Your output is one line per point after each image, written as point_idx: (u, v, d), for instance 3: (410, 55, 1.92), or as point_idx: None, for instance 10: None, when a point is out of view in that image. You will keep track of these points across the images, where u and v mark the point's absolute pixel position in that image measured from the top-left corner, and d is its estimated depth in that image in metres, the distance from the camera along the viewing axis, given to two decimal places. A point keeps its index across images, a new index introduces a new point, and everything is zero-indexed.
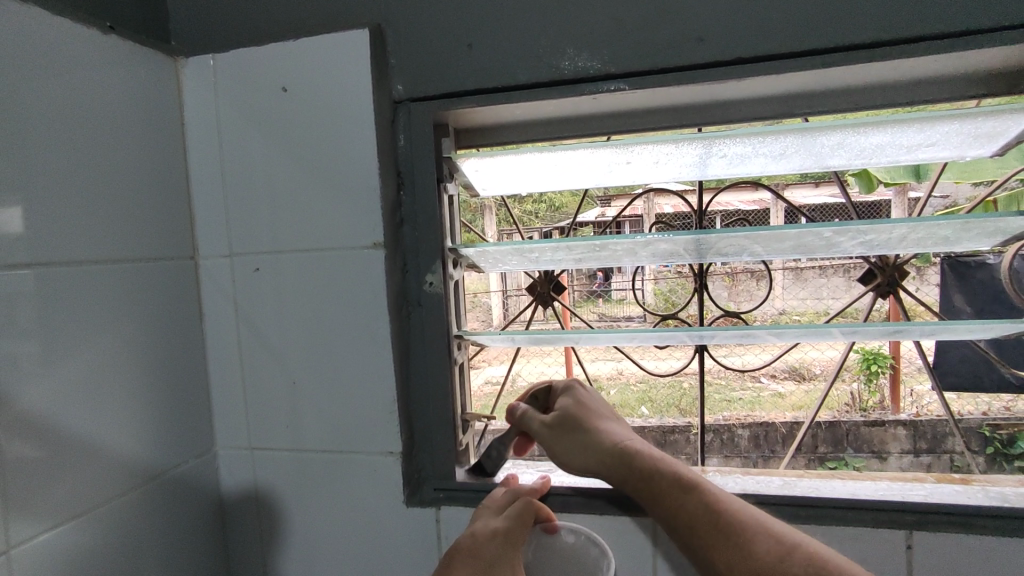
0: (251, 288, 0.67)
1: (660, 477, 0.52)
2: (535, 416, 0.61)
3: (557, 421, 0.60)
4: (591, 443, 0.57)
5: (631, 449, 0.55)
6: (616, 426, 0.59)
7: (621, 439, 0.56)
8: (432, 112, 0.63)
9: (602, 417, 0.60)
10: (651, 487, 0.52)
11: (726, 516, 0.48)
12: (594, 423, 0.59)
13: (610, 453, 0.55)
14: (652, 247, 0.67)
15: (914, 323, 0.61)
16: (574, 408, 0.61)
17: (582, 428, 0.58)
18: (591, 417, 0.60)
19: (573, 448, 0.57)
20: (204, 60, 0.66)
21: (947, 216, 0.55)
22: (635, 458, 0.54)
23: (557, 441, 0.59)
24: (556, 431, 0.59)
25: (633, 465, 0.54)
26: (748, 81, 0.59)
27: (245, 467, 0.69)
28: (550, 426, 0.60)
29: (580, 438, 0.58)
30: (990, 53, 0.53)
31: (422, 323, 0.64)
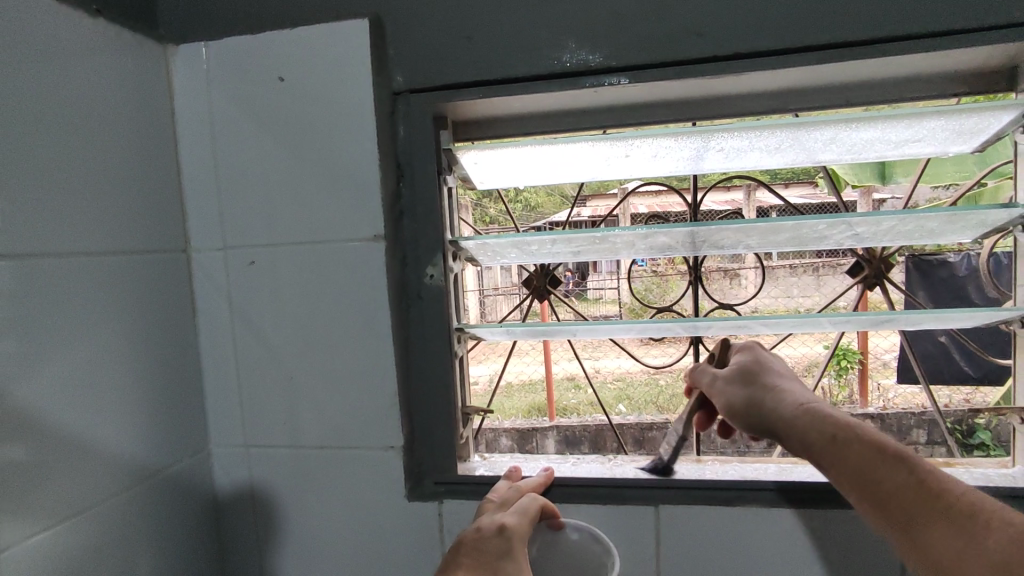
0: (246, 282, 0.65)
1: (855, 444, 0.47)
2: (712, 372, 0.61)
3: (735, 376, 0.59)
4: (770, 400, 0.55)
5: (816, 411, 0.51)
6: (801, 389, 0.57)
7: (804, 400, 0.54)
8: (432, 104, 0.63)
9: (787, 380, 0.58)
10: (844, 452, 0.47)
11: (946, 499, 0.41)
12: (776, 382, 0.57)
13: (791, 409, 0.53)
14: (651, 240, 0.68)
15: (903, 312, 0.63)
16: (756, 368, 0.60)
17: (764, 386, 0.57)
18: (775, 378, 0.58)
19: (749, 401, 0.56)
20: (196, 47, 0.65)
21: (935, 209, 0.57)
22: (825, 418, 0.50)
23: (731, 393, 0.58)
24: (733, 385, 0.59)
25: (821, 423, 0.50)
26: (746, 77, 0.60)
27: (240, 465, 0.68)
28: (727, 380, 0.60)
29: (758, 394, 0.56)
30: (975, 51, 0.55)
31: (422, 316, 0.64)
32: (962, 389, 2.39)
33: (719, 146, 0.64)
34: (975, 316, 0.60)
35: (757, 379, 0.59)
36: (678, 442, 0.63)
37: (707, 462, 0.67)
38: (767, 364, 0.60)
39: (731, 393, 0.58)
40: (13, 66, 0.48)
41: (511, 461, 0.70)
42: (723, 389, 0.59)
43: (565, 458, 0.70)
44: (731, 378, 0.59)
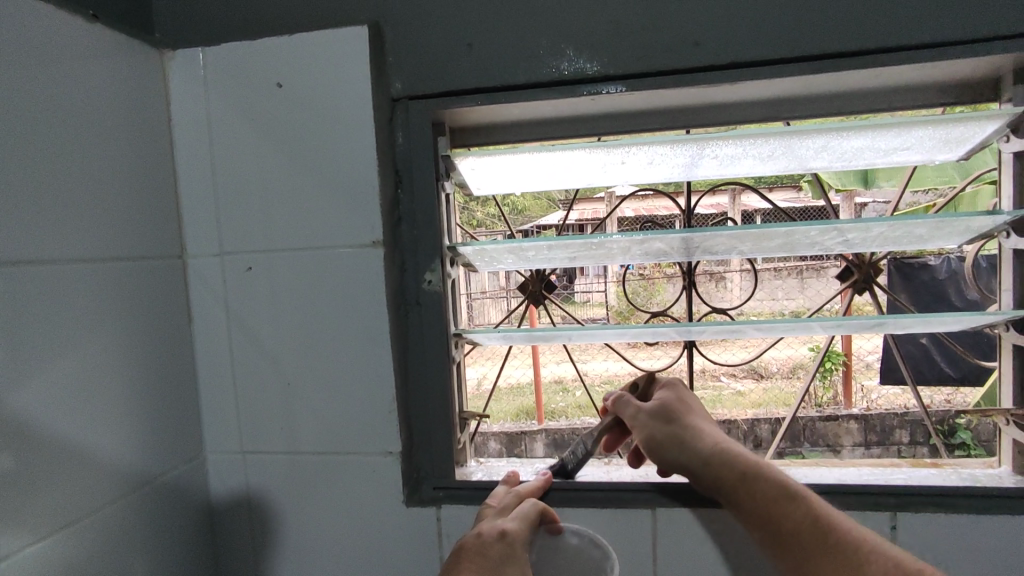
0: (243, 288, 0.65)
1: (763, 482, 0.52)
2: (633, 404, 0.62)
3: (658, 412, 0.61)
4: (689, 440, 0.58)
5: (731, 452, 0.55)
6: (713, 429, 0.60)
7: (719, 440, 0.57)
8: (431, 111, 0.63)
9: (700, 418, 0.61)
10: (753, 492, 0.52)
11: (833, 535, 0.47)
12: (693, 421, 0.60)
13: (708, 450, 0.56)
14: (646, 246, 0.68)
15: (891, 316, 0.65)
16: (672, 404, 0.62)
17: (683, 423, 0.59)
18: (691, 417, 0.60)
19: (668, 438, 0.58)
20: (193, 53, 0.65)
21: (923, 216, 0.58)
22: (737, 458, 0.54)
23: (651, 428, 0.60)
24: (656, 421, 0.60)
25: (734, 464, 0.54)
26: (740, 86, 0.61)
27: (235, 472, 0.68)
28: (647, 415, 0.61)
29: (680, 433, 0.58)
30: (961, 63, 0.57)
31: (420, 322, 0.64)
32: (942, 390, 2.44)
33: (713, 154, 0.65)
34: (960, 320, 0.62)
35: (676, 416, 0.61)
36: (581, 454, 0.64)
37: None
38: (683, 400, 0.63)
39: (653, 429, 0.60)
40: (13, 71, 0.47)
41: (508, 466, 0.70)
42: (643, 423, 0.60)
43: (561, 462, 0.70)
44: (652, 413, 0.61)
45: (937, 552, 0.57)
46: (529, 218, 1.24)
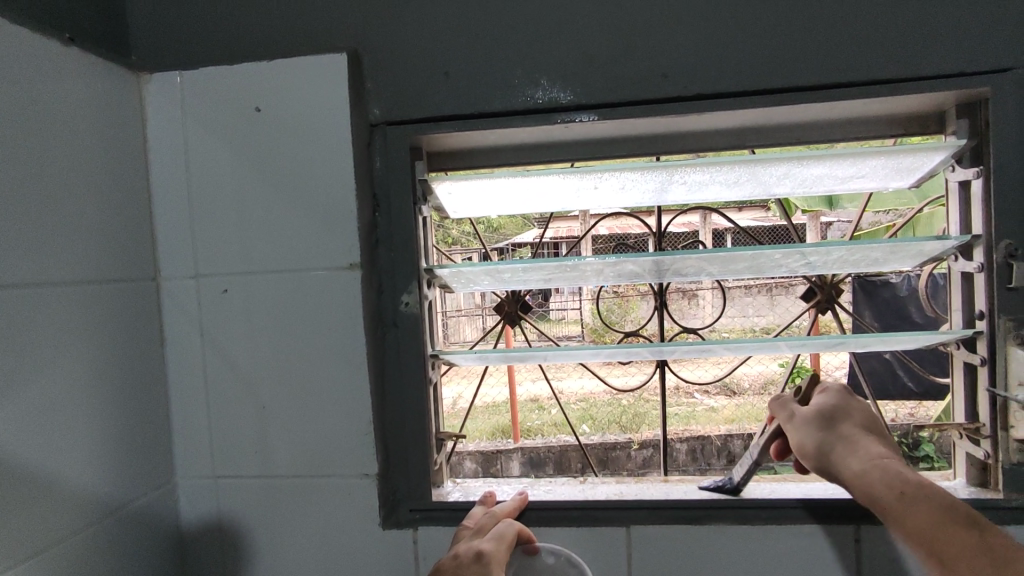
0: (218, 310, 0.65)
1: (926, 503, 0.48)
2: (789, 406, 0.59)
3: (813, 418, 0.57)
4: (843, 452, 0.54)
5: (891, 469, 0.51)
6: (878, 444, 0.55)
7: (878, 456, 0.53)
8: (408, 136, 0.64)
9: (866, 431, 0.56)
10: (912, 511, 0.48)
11: (1014, 564, 0.42)
12: (856, 432, 0.55)
13: (863, 465, 0.52)
14: (619, 268, 0.70)
15: (852, 336, 0.67)
16: (837, 412, 0.58)
17: (842, 434, 0.55)
18: (857, 428, 0.56)
19: (821, 447, 0.55)
20: (172, 77, 0.65)
21: (879, 241, 0.61)
22: (901, 479, 0.50)
23: (803, 433, 0.57)
24: (809, 427, 0.57)
25: (893, 480, 0.50)
26: (705, 115, 0.64)
27: (207, 497, 0.67)
28: (802, 419, 0.58)
29: (835, 442, 0.55)
30: (908, 98, 0.61)
31: (397, 344, 0.64)
32: (907, 405, 2.50)
33: (681, 179, 0.67)
34: (915, 339, 0.65)
35: (835, 424, 0.57)
36: (750, 468, 0.62)
37: (675, 481, 0.69)
38: (849, 409, 0.58)
39: (805, 435, 0.56)
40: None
41: (485, 486, 0.70)
42: (797, 426, 0.57)
43: (537, 482, 0.71)
44: (808, 417, 0.58)
45: (900, 565, 0.59)
46: (504, 236, 1.24)
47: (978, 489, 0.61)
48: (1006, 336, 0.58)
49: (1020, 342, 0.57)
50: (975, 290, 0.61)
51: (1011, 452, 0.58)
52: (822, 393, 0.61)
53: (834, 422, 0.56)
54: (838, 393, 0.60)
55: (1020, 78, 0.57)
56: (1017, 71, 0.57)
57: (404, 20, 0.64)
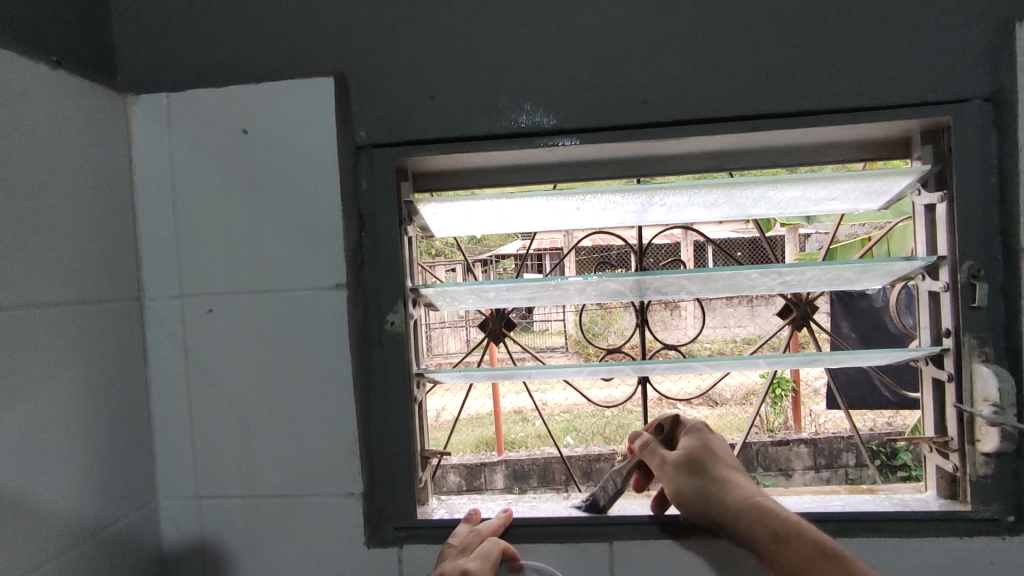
0: (202, 329, 0.65)
1: (794, 540, 0.53)
2: (658, 453, 0.64)
3: (684, 464, 0.61)
4: (716, 494, 0.58)
5: (761, 506, 0.55)
6: (743, 480, 0.59)
7: (748, 494, 0.57)
8: (393, 158, 0.66)
9: (730, 467, 0.61)
10: (785, 549, 0.52)
11: None
12: (722, 471, 0.60)
13: (735, 505, 0.56)
14: (601, 287, 0.72)
15: (825, 353, 0.70)
16: (700, 452, 0.62)
17: (710, 475, 0.60)
18: (719, 465, 0.61)
19: (698, 493, 0.59)
20: (157, 98, 0.65)
21: (850, 262, 0.64)
22: (768, 514, 0.55)
23: (678, 480, 0.61)
24: (682, 474, 0.61)
25: (764, 520, 0.54)
26: (684, 140, 0.66)
27: (187, 519, 0.66)
28: (672, 465, 0.62)
29: (707, 486, 0.59)
30: (876, 125, 0.64)
31: (382, 363, 0.65)
32: (883, 414, 2.55)
33: (662, 200, 0.69)
34: (886, 356, 0.67)
35: (704, 465, 0.61)
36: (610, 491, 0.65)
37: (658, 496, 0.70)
38: (711, 447, 0.63)
39: (680, 482, 0.60)
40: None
41: (471, 503, 0.71)
42: (671, 474, 0.61)
43: (521, 498, 0.71)
44: (677, 463, 0.62)
45: None
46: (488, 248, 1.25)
47: (947, 502, 0.63)
48: (971, 352, 0.60)
49: (984, 358, 0.59)
50: (941, 308, 0.64)
51: (978, 465, 0.60)
52: (686, 434, 0.65)
53: (702, 464, 0.61)
54: (698, 432, 0.65)
55: (979, 107, 0.60)
56: (976, 100, 0.60)
57: (390, 46, 0.65)
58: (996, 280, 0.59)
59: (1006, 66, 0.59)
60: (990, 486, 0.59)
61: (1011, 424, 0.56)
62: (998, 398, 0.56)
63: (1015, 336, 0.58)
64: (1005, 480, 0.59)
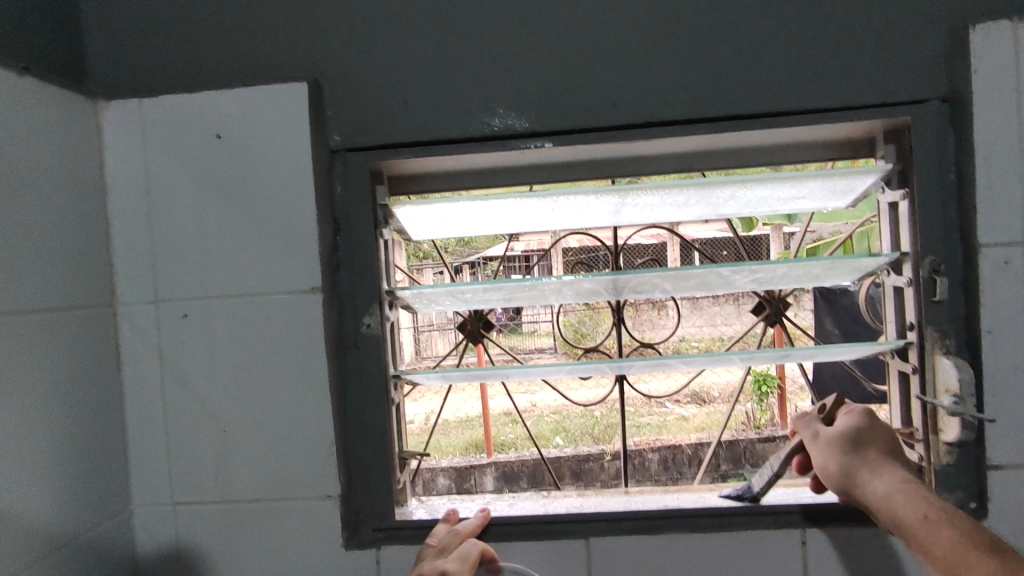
0: (175, 335, 0.64)
1: (944, 527, 0.48)
2: (813, 428, 0.60)
3: (836, 441, 0.58)
4: (868, 476, 0.54)
5: (914, 493, 0.51)
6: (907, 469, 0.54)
7: (903, 479, 0.53)
8: (367, 161, 0.66)
9: (893, 455, 0.56)
10: (930, 533, 0.48)
11: None
12: (880, 456, 0.56)
13: (884, 486, 0.53)
14: (576, 287, 0.72)
15: (795, 348, 0.71)
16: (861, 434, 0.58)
17: (866, 456, 0.56)
18: (884, 451, 0.56)
19: (847, 469, 0.56)
20: (128, 103, 0.65)
21: (819, 258, 0.65)
22: (921, 500, 0.50)
23: (826, 455, 0.58)
24: (832, 449, 0.58)
25: (915, 504, 0.50)
26: (653, 141, 0.68)
27: (162, 525, 0.65)
28: (827, 442, 0.58)
29: (860, 464, 0.55)
30: (840, 125, 0.65)
31: (359, 365, 0.65)
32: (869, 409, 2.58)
33: (633, 201, 0.70)
34: (854, 350, 0.68)
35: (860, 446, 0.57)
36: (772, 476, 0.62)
37: (634, 491, 0.70)
38: (877, 431, 0.58)
39: (828, 457, 0.57)
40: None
41: (449, 503, 0.71)
42: (821, 448, 0.58)
43: (501, 497, 0.72)
44: (833, 441, 0.58)
45: (845, 567, 0.61)
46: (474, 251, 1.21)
47: None
48: (933, 344, 0.61)
49: (945, 350, 0.61)
50: (905, 302, 0.65)
51: (941, 454, 0.61)
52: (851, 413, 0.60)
53: (860, 444, 0.57)
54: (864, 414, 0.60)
55: (937, 108, 0.62)
56: (933, 102, 0.62)
57: (363, 51, 0.66)
58: (956, 274, 0.61)
59: (961, 67, 0.61)
60: (951, 474, 0.61)
61: (969, 413, 0.57)
62: (958, 388, 0.58)
63: (975, 327, 0.60)
64: (967, 469, 0.60)
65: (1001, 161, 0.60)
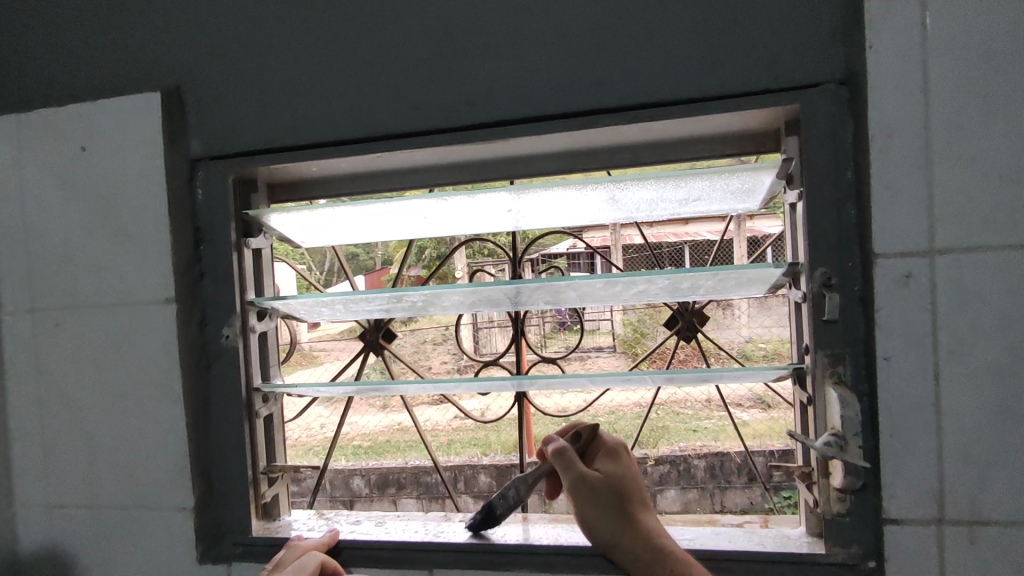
0: (49, 342, 0.66)
1: None
2: (581, 469, 0.57)
3: (601, 489, 0.57)
4: (630, 533, 0.55)
5: (668, 550, 0.54)
6: (654, 516, 0.58)
7: (656, 534, 0.55)
8: (225, 169, 0.64)
9: (641, 499, 0.58)
10: None
11: None
12: (634, 504, 0.57)
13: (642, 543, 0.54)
14: (447, 299, 0.68)
15: (681, 371, 0.63)
16: (619, 478, 0.58)
17: (625, 506, 0.56)
18: (633, 498, 0.57)
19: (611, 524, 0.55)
20: (10, 117, 0.67)
21: (695, 269, 0.58)
22: (671, 558, 0.54)
23: (592, 507, 0.56)
24: (597, 501, 0.56)
25: (666, 562, 0.53)
26: (520, 141, 0.61)
27: (41, 527, 0.67)
28: (593, 490, 0.56)
29: (622, 518, 0.56)
30: (730, 116, 0.57)
31: (217, 378, 0.64)
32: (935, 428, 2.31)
33: (510, 205, 0.65)
34: (772, 373, 0.59)
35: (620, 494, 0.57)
36: (511, 500, 0.59)
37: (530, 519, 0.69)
38: (628, 476, 0.59)
39: (594, 510, 0.56)
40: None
41: (325, 521, 0.69)
42: (587, 499, 0.56)
43: (383, 516, 0.70)
44: (599, 489, 0.57)
45: None
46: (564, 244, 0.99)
47: (811, 540, 0.57)
48: (823, 374, 0.54)
49: (837, 380, 0.53)
50: (804, 321, 0.57)
51: (833, 502, 0.54)
52: (607, 455, 0.60)
53: (621, 495, 0.57)
54: (616, 455, 0.60)
55: (832, 93, 0.52)
56: (828, 85, 0.52)
57: (219, 55, 0.64)
58: (853, 290, 0.52)
59: (858, 46, 0.51)
60: (845, 525, 0.53)
61: (845, 456, 0.51)
62: (840, 428, 0.52)
63: (872, 353, 0.52)
64: (863, 518, 0.53)
65: (903, 156, 0.50)
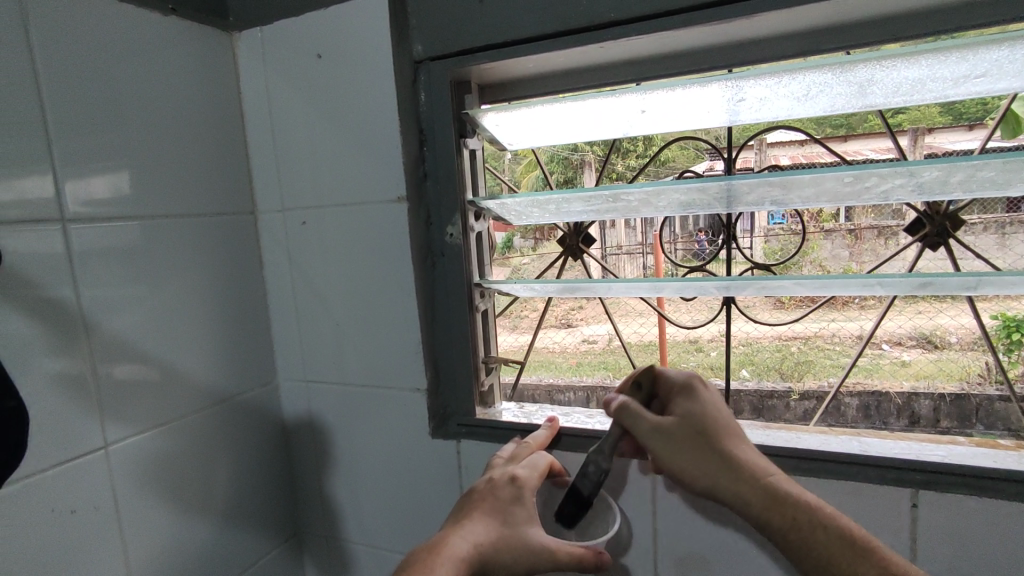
0: (298, 239, 0.75)
1: (823, 532, 0.45)
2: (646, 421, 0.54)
3: (675, 433, 0.52)
4: (727, 475, 0.49)
5: (775, 488, 0.48)
6: (755, 453, 0.51)
7: (760, 472, 0.49)
8: (448, 70, 0.65)
9: (733, 434, 0.52)
10: (804, 540, 0.45)
11: None
12: (722, 441, 0.51)
13: (745, 485, 0.48)
14: (664, 198, 0.65)
15: (942, 274, 0.55)
16: (697, 417, 0.53)
17: (711, 444, 0.51)
18: (720, 433, 0.52)
19: (698, 469, 0.50)
20: (254, 32, 0.74)
21: (983, 155, 0.49)
22: (786, 499, 0.47)
23: (674, 453, 0.52)
24: (676, 445, 0.52)
25: (777, 504, 0.47)
26: (764, 18, 0.55)
27: (300, 396, 0.80)
28: (669, 435, 0.52)
29: (710, 459, 0.50)
30: None
31: (444, 272, 0.69)
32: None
33: (741, 96, 0.60)
34: None
35: (704, 433, 0.52)
36: (594, 475, 0.57)
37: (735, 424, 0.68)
38: (711, 412, 0.53)
39: (676, 456, 0.52)
40: (86, 68, 0.58)
41: (536, 410, 0.74)
42: (666, 446, 0.52)
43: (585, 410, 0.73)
44: (672, 433, 0.53)
45: (966, 535, 0.52)
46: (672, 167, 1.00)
47: None
48: None
49: None
50: None
51: None
52: (678, 396, 0.55)
53: (701, 434, 0.52)
54: (692, 395, 0.55)
55: None
56: None
57: None
58: None
59: None
60: None
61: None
62: None
63: None
64: None
65: None
